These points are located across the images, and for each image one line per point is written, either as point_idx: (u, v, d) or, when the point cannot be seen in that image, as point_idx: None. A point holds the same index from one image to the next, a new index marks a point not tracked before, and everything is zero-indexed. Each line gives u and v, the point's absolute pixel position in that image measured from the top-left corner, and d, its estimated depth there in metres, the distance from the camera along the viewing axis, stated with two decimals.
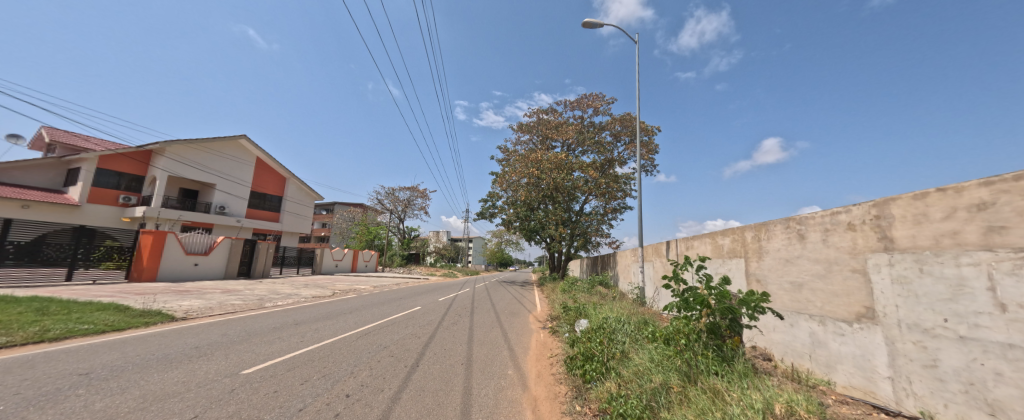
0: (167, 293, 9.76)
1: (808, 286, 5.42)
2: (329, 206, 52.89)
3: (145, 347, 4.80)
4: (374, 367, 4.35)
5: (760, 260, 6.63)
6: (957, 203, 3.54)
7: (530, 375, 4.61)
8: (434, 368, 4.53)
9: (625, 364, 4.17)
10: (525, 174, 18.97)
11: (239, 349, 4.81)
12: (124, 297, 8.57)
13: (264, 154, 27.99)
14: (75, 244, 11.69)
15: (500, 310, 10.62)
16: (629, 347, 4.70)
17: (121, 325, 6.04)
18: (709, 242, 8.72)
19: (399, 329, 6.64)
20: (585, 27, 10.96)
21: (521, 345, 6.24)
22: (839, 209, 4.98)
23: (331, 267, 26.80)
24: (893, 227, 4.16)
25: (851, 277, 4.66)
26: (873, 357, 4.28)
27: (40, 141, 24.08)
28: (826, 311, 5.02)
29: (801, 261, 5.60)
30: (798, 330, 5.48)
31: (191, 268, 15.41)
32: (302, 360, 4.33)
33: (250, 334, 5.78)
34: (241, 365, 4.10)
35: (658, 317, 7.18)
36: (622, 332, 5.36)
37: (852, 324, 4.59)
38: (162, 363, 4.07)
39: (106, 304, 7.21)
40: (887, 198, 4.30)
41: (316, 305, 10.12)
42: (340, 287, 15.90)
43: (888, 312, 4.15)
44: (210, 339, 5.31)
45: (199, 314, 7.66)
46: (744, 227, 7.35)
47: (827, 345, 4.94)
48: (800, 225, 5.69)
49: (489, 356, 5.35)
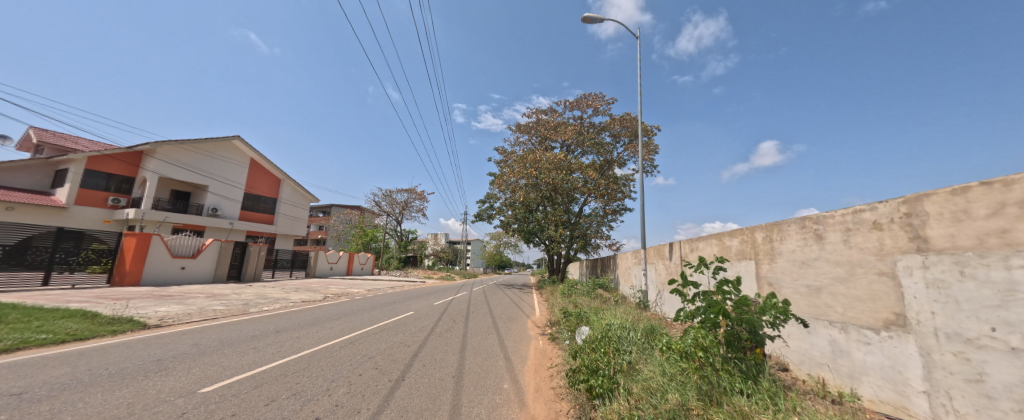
0: (145, 298, 9.25)
1: (827, 290, 4.99)
2: (324, 209, 51.94)
3: (101, 360, 4.32)
4: (354, 383, 3.89)
5: (773, 262, 6.20)
6: (1006, 198, 3.11)
7: (528, 390, 4.16)
8: (420, 383, 4.07)
9: (634, 379, 3.74)
10: (524, 175, 18.51)
11: (205, 362, 4.34)
12: (97, 302, 8.10)
13: (258, 155, 27.45)
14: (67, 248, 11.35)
15: (497, 315, 10.14)
16: (636, 359, 4.28)
17: (84, 335, 5.57)
18: (715, 243, 8.29)
19: (387, 337, 6.19)
20: (586, 21, 10.59)
21: (519, 355, 5.77)
22: (862, 206, 4.55)
23: (326, 270, 26.25)
24: (927, 226, 3.74)
25: (878, 281, 4.23)
26: (905, 369, 3.84)
27: (27, 142, 23.50)
28: (848, 317, 4.59)
29: (818, 263, 5.17)
30: (817, 339, 5.03)
31: (177, 271, 14.82)
32: (273, 376, 3.88)
33: (223, 344, 5.31)
34: (202, 381, 3.64)
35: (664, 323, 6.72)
36: (628, 341, 4.93)
37: (879, 332, 4.15)
38: (113, 380, 3.61)
39: (73, 310, 6.72)
40: (919, 194, 3.88)
41: (303, 311, 9.60)
42: (333, 291, 15.36)
43: (923, 319, 3.72)
44: (177, 350, 4.84)
45: (175, 321, 7.17)
46: (754, 228, 6.90)
47: (850, 354, 4.50)
48: (818, 225, 5.26)
49: (483, 367, 4.90)
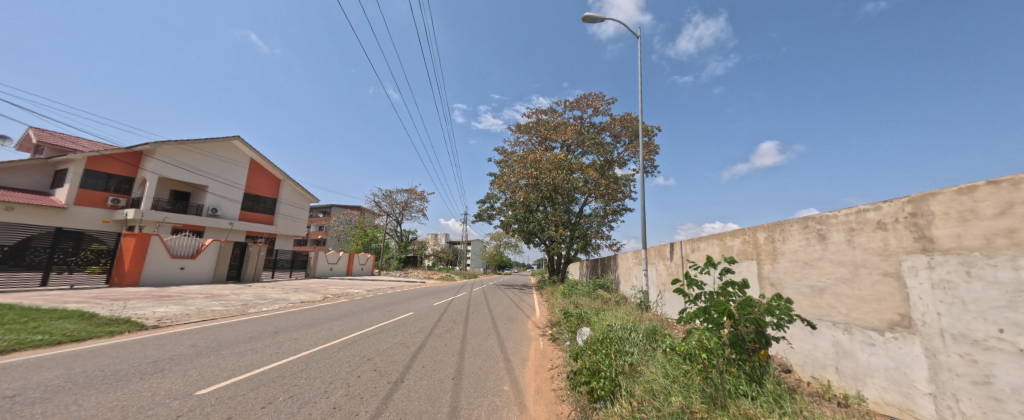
0: (143, 299, 9.20)
1: (830, 290, 4.94)
2: (324, 209, 51.90)
3: (97, 362, 4.27)
4: (352, 385, 3.85)
5: (775, 263, 6.14)
6: (1014, 197, 3.06)
7: (529, 392, 4.12)
8: (419, 385, 4.02)
9: (636, 381, 3.69)
10: (524, 175, 18.46)
11: (202, 364, 4.29)
12: (95, 303, 8.05)
13: (258, 155, 27.41)
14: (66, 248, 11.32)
15: (497, 316, 10.10)
16: (638, 360, 4.25)
17: (81, 336, 5.52)
18: (716, 243, 8.23)
19: (386, 338, 6.15)
20: (586, 21, 10.54)
21: (519, 356, 5.72)
22: (866, 206, 4.49)
23: (325, 270, 26.22)
24: (932, 226, 3.68)
25: (882, 281, 4.17)
26: (910, 371, 3.79)
27: (27, 142, 23.46)
28: (852, 318, 4.53)
29: (821, 263, 5.12)
30: (821, 340, 4.97)
31: (177, 272, 14.76)
32: (271, 377, 3.84)
33: (221, 345, 5.26)
34: (197, 384, 3.59)
35: (666, 324, 6.67)
36: (629, 342, 4.89)
37: (884, 333, 4.10)
38: (108, 382, 3.56)
39: (70, 311, 6.68)
40: (924, 193, 3.83)
41: (302, 311, 9.55)
42: (333, 292, 15.30)
43: (928, 320, 3.67)
44: (174, 352, 4.80)
45: (173, 322, 7.11)
46: (756, 227, 6.85)
47: (854, 356, 4.45)
48: (821, 224, 5.21)
49: (483, 369, 4.85)
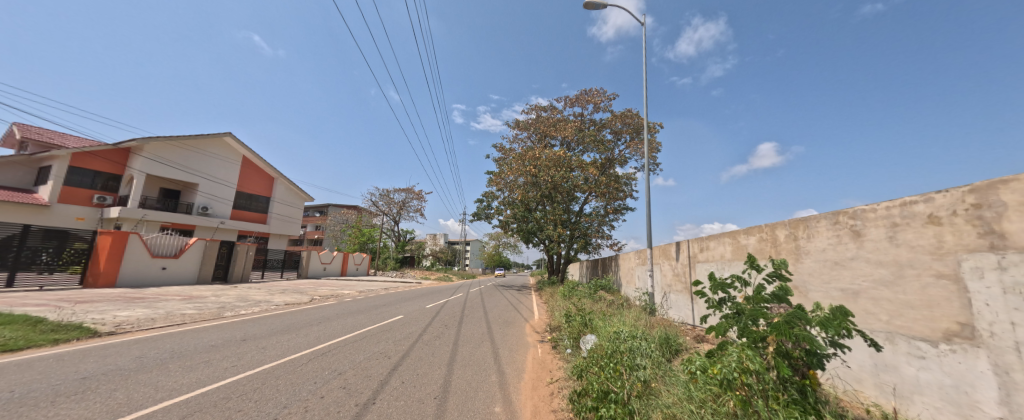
0: (111, 301, 8.52)
1: (866, 294, 4.21)
2: (321, 208, 51.28)
3: (11, 379, 3.61)
4: (310, 409, 3.18)
5: (798, 263, 5.43)
6: None
7: (525, 415, 3.47)
8: (393, 408, 3.37)
9: (652, 405, 3.06)
10: (522, 173, 17.85)
11: (139, 381, 3.63)
12: (51, 306, 7.34)
13: (252, 152, 26.73)
14: (49, 246, 10.96)
15: (493, 319, 9.46)
16: (653, 377, 3.60)
17: (16, 344, 4.85)
18: (728, 242, 7.47)
19: (367, 347, 5.51)
20: (587, 7, 9.86)
21: (514, 367, 5.09)
22: (913, 197, 3.77)
23: (319, 270, 25.46)
24: (1003, 219, 2.99)
25: (935, 284, 3.47)
26: (972, 390, 3.10)
27: (10, 138, 22.63)
28: (894, 327, 3.80)
29: (854, 263, 4.40)
30: (854, 350, 4.26)
31: (157, 272, 14.01)
32: (216, 400, 3.21)
33: (173, 356, 4.60)
34: (117, 410, 2.93)
35: (698, 339, 5.92)
36: (641, 354, 4.18)
37: (937, 345, 3.39)
38: (6, 408, 2.92)
39: (17, 316, 5.99)
40: (992, 181, 3.12)
41: (279, 315, 8.80)
42: (321, 293, 14.57)
43: (998, 332, 2.98)
44: (113, 365, 4.13)
45: (132, 327, 6.41)
46: (775, 224, 6.12)
47: (898, 370, 3.73)
48: (855, 220, 4.46)
49: (472, 385, 4.20)
